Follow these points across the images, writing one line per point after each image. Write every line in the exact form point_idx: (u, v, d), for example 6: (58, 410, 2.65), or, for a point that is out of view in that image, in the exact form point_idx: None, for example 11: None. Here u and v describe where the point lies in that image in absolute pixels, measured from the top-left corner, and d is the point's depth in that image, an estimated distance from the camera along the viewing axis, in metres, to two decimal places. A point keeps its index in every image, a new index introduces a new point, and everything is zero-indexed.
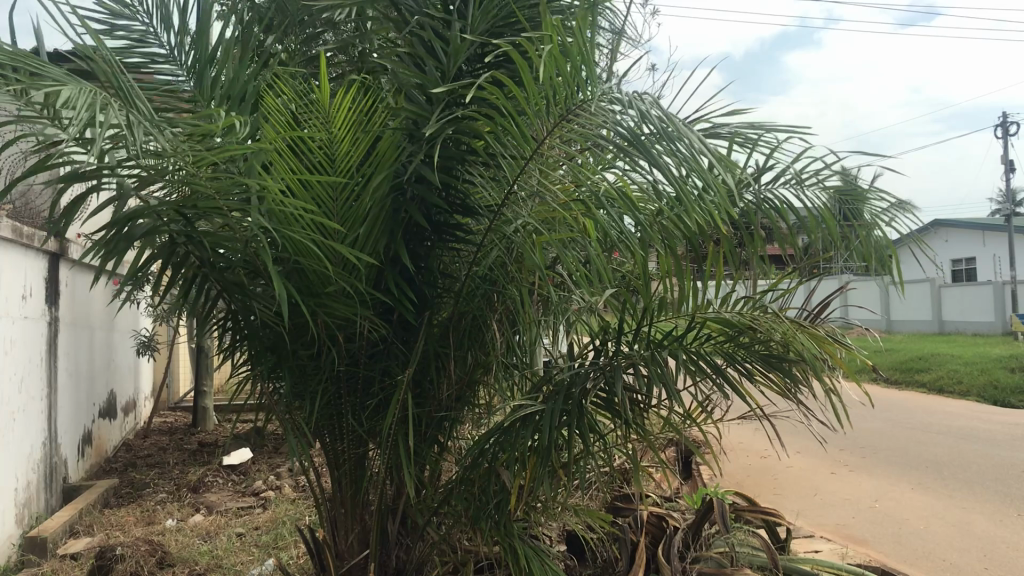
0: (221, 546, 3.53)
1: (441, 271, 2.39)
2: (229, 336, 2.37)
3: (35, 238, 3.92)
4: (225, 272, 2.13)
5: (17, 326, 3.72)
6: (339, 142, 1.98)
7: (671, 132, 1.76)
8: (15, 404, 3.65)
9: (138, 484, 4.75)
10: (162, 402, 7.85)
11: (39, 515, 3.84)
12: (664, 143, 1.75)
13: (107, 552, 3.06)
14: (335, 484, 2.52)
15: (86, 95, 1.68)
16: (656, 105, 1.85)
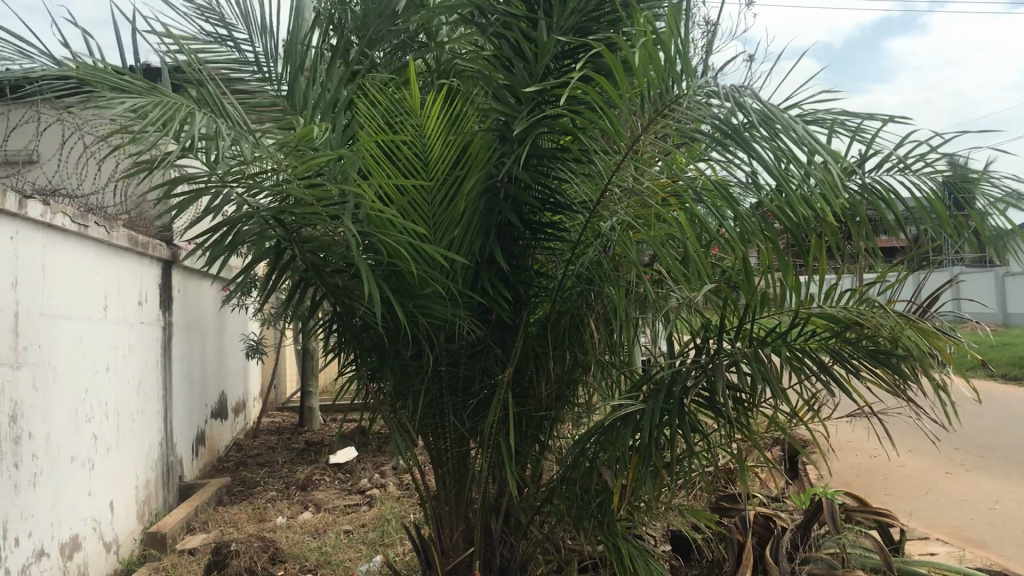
0: (329, 543, 3.61)
1: (537, 269, 2.40)
2: (334, 337, 2.45)
3: (149, 247, 4.08)
4: (328, 275, 2.21)
5: (135, 330, 3.89)
6: (433, 148, 2.02)
7: (769, 115, 1.74)
8: (135, 405, 3.82)
9: (250, 482, 4.90)
10: (271, 403, 8.09)
11: (157, 511, 4.00)
12: (761, 128, 1.73)
13: (222, 549, 3.11)
14: (440, 482, 2.55)
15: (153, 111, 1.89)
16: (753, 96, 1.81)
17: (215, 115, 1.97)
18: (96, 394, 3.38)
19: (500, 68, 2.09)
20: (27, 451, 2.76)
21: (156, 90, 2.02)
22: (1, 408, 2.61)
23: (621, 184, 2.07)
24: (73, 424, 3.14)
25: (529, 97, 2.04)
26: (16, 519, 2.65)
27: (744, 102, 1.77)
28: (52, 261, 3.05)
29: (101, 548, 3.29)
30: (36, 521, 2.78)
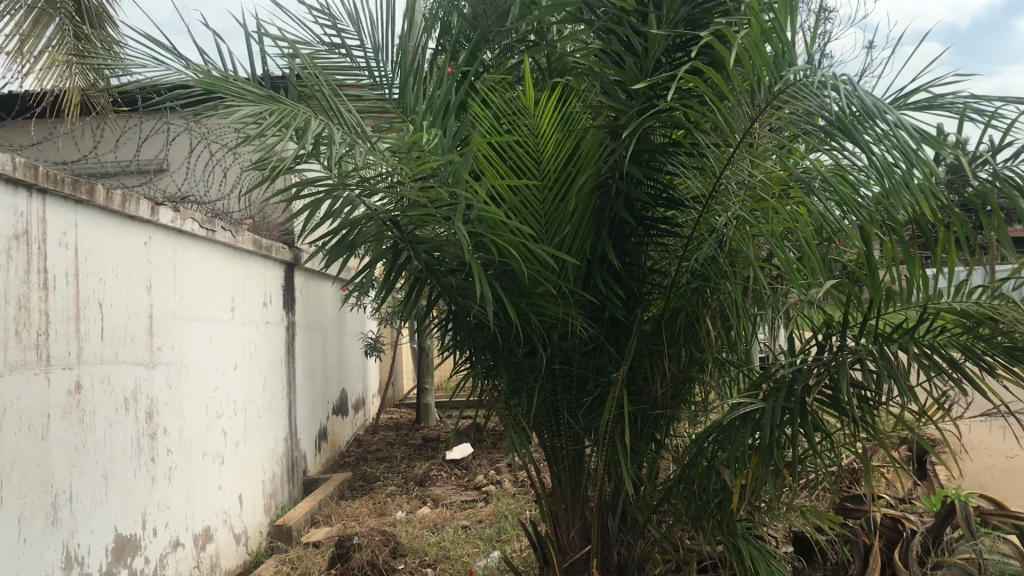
0: (447, 538, 3.67)
1: (650, 266, 2.39)
2: (449, 336, 2.50)
3: (272, 249, 4.23)
4: (442, 276, 2.25)
5: (260, 330, 4.04)
6: (542, 147, 2.03)
7: (877, 108, 1.64)
8: (260, 403, 3.96)
9: (370, 477, 5.03)
10: (388, 400, 8.28)
11: (283, 505, 4.15)
12: (871, 124, 1.64)
13: (345, 542, 3.21)
14: (555, 479, 2.55)
15: (273, 117, 1.98)
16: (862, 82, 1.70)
17: (333, 121, 2.05)
18: (225, 391, 3.53)
19: (610, 64, 2.07)
20: (163, 446, 2.91)
21: (276, 99, 2.12)
22: (139, 405, 2.76)
23: (736, 178, 2.04)
24: (204, 421, 3.29)
25: (638, 91, 2.02)
26: (153, 510, 2.79)
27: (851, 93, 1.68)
28: (184, 265, 3.20)
29: (232, 539, 3.44)
30: (171, 512, 2.92)
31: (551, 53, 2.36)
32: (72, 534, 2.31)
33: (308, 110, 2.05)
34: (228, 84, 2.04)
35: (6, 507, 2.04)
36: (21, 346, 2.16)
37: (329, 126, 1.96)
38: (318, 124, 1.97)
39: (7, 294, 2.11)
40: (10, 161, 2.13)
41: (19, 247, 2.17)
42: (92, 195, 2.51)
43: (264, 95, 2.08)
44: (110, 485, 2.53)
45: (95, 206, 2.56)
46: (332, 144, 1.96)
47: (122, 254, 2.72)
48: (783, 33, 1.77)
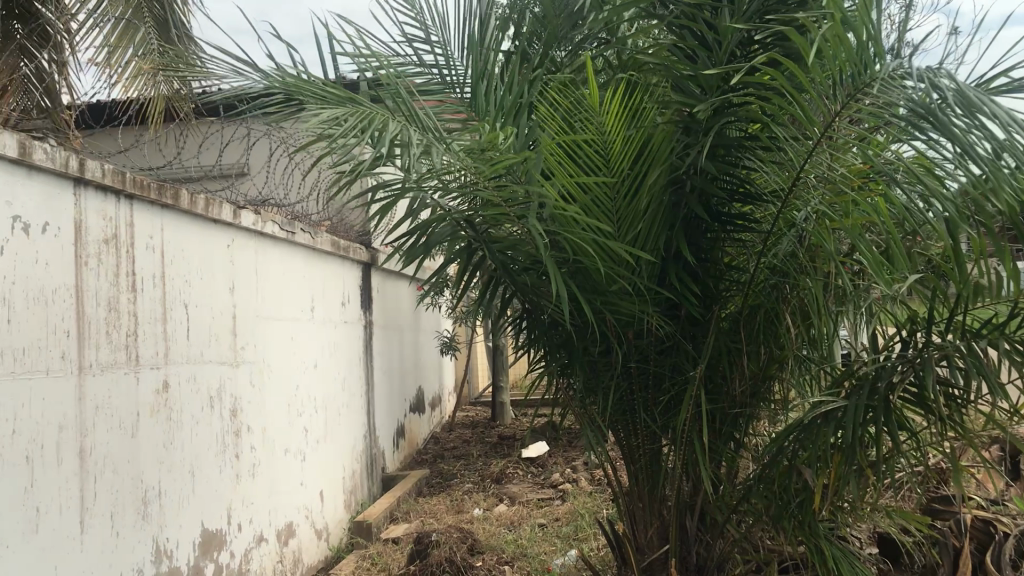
0: (524, 536, 3.68)
1: (727, 262, 2.35)
2: (523, 335, 2.51)
3: (349, 250, 4.30)
4: (516, 275, 2.26)
5: (338, 329, 4.11)
6: (616, 143, 2.02)
7: (967, 97, 1.58)
8: (340, 401, 4.03)
9: (448, 475, 5.08)
10: (464, 398, 8.33)
11: (362, 501, 4.22)
12: (960, 115, 1.58)
13: (423, 538, 3.25)
14: (632, 478, 2.54)
15: (351, 120, 2.01)
16: (950, 71, 1.64)
17: (408, 123, 2.08)
18: (306, 390, 3.60)
19: (683, 59, 2.05)
20: (247, 443, 2.99)
21: (353, 102, 2.15)
22: (224, 403, 2.83)
23: (815, 172, 1.99)
24: (286, 419, 3.37)
25: (713, 86, 2.00)
26: (238, 506, 2.86)
27: (938, 82, 1.62)
28: (265, 266, 3.27)
29: (313, 535, 3.51)
30: (255, 508, 3.00)
31: (623, 49, 2.34)
32: (161, 528, 2.39)
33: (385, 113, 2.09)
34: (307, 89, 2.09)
35: (100, 502, 2.12)
36: (112, 347, 2.24)
37: (405, 128, 2.00)
38: (394, 126, 2.00)
39: (97, 297, 2.19)
40: (99, 168, 2.21)
41: (109, 251, 2.26)
42: (177, 199, 2.59)
43: (342, 98, 2.12)
44: (197, 481, 2.61)
45: (180, 210, 2.63)
46: (408, 145, 1.99)
47: (206, 256, 2.80)
48: (863, 23, 1.72)
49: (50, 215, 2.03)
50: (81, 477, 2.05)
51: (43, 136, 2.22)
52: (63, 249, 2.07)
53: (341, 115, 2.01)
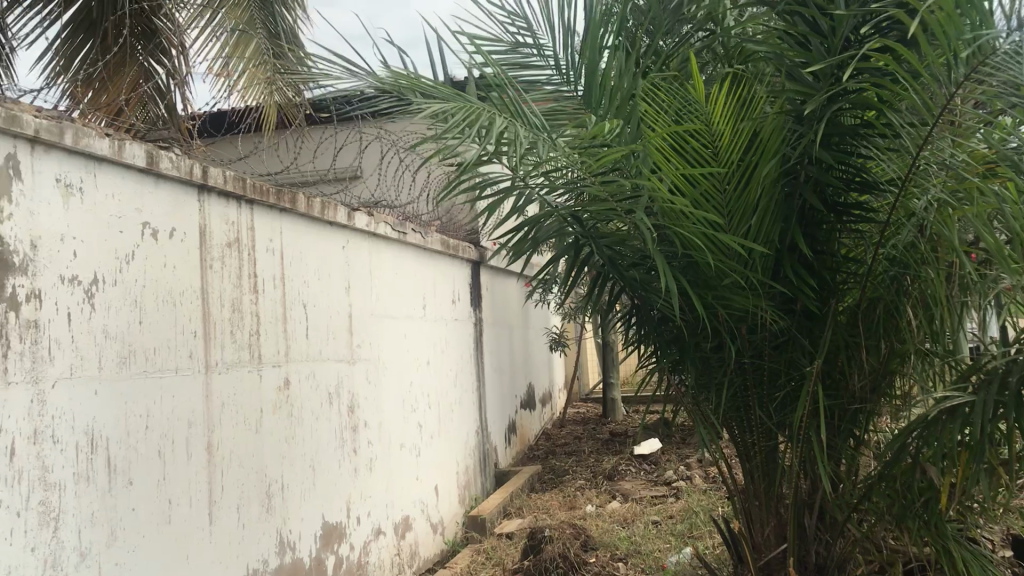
0: (638, 533, 3.66)
1: (844, 254, 2.29)
2: (633, 331, 2.51)
3: (459, 248, 4.36)
4: (625, 270, 2.26)
5: (449, 326, 4.17)
6: (724, 136, 1.98)
7: None
8: (452, 397, 4.09)
9: (559, 471, 5.10)
10: (574, 394, 8.33)
11: (476, 496, 4.27)
12: None
13: (536, 534, 3.26)
14: (748, 476, 2.49)
15: (461, 116, 2.05)
16: None
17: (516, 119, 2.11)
18: (419, 386, 3.67)
19: (794, 47, 2.00)
20: (364, 438, 3.07)
21: (462, 100, 2.19)
22: (341, 400, 2.92)
23: (936, 158, 1.92)
24: (401, 414, 3.44)
25: (825, 73, 1.94)
26: (356, 499, 2.95)
27: None
28: (377, 266, 3.35)
29: (429, 529, 3.58)
30: (373, 501, 3.08)
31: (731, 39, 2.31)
32: (285, 520, 2.48)
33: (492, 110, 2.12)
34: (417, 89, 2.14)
35: (227, 494, 2.22)
36: (236, 346, 2.33)
37: (512, 124, 2.02)
38: (501, 122, 2.03)
39: (222, 298, 2.28)
40: (221, 176, 2.31)
41: (232, 254, 2.36)
42: (294, 203, 2.68)
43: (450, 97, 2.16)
44: (317, 475, 2.69)
45: (297, 214, 2.72)
46: (515, 141, 2.02)
47: (323, 256, 2.89)
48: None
49: (177, 221, 2.13)
50: (209, 470, 2.15)
51: (170, 145, 2.33)
52: (190, 253, 2.17)
53: (449, 113, 2.05)
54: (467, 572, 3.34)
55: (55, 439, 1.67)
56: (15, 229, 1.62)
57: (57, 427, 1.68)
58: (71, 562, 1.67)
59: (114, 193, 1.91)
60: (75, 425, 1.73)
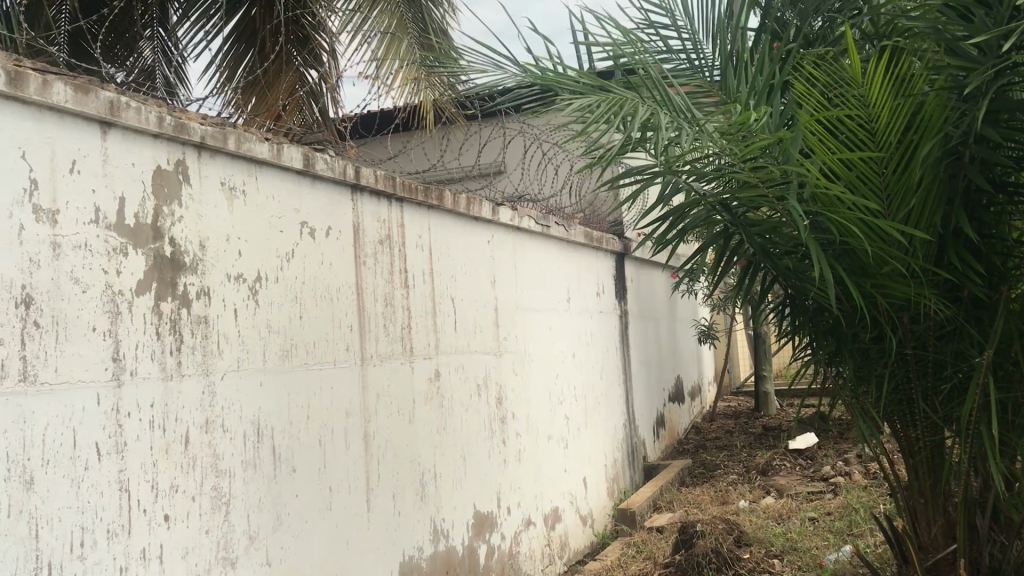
0: (794, 530, 3.55)
1: (1016, 238, 2.14)
2: (787, 322, 2.44)
3: (604, 241, 4.34)
4: (777, 259, 2.20)
5: (595, 319, 4.17)
6: (880, 118, 1.89)
7: None
8: (599, 389, 4.09)
9: (710, 466, 5.01)
10: (725, 387, 8.17)
11: (625, 490, 4.25)
12: None
13: (687, 527, 3.21)
14: (913, 472, 2.37)
15: (602, 108, 2.06)
16: None
17: (660, 107, 2.08)
18: (566, 378, 3.69)
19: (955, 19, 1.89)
20: (513, 430, 3.10)
21: (606, 89, 2.18)
22: (490, 392, 2.96)
23: None
24: (549, 406, 3.47)
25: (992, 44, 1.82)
26: (507, 491, 2.99)
27: None
28: (522, 260, 3.38)
29: (579, 521, 3.59)
30: (523, 492, 3.11)
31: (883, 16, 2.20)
32: (438, 509, 2.54)
33: (637, 98, 2.10)
34: (561, 79, 2.15)
35: (384, 483, 2.29)
36: (389, 339, 2.40)
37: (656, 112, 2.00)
38: (646, 111, 2.01)
39: (375, 294, 2.36)
40: (373, 175, 2.39)
41: (384, 250, 2.43)
42: (441, 200, 2.73)
43: (594, 86, 2.16)
44: (468, 466, 2.75)
45: (444, 210, 2.78)
46: (660, 130, 1.99)
47: (470, 251, 2.94)
48: None
49: (332, 220, 2.22)
50: (366, 459, 2.22)
51: (323, 147, 2.42)
52: (345, 250, 2.25)
53: (594, 103, 2.05)
54: (618, 564, 3.33)
55: (225, 428, 1.77)
56: (186, 230, 1.72)
57: (227, 417, 1.78)
58: (241, 545, 1.77)
59: (274, 194, 2.00)
60: (243, 415, 1.83)
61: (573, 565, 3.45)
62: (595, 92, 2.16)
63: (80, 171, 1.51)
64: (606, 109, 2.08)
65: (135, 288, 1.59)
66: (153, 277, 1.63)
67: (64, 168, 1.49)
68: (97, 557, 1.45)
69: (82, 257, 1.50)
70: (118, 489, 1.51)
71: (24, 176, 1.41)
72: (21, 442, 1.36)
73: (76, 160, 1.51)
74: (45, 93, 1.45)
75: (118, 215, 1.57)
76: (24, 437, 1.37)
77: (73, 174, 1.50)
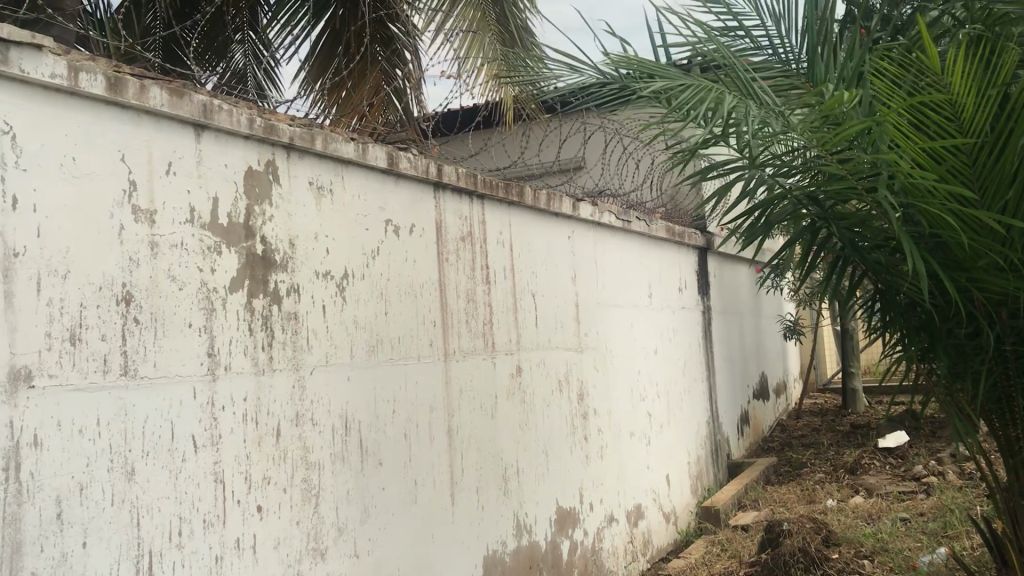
0: (885, 530, 3.46)
1: None
2: (877, 318, 2.38)
3: (686, 236, 4.29)
4: (867, 253, 2.15)
5: (677, 315, 4.13)
6: (974, 105, 1.83)
7: None
8: (681, 386, 4.05)
9: (797, 464, 4.92)
10: (812, 384, 8.00)
11: (708, 487, 4.20)
12: None
13: (773, 526, 3.13)
14: (1012, 472, 2.28)
15: (686, 100, 2.04)
16: None
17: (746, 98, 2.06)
18: (648, 374, 3.66)
19: None
20: (595, 426, 3.10)
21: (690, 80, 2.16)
22: (572, 387, 2.96)
23: None
24: (631, 402, 3.45)
25: None
26: (589, 487, 2.98)
27: None
28: (603, 256, 3.37)
29: (662, 518, 3.57)
30: (606, 488, 3.11)
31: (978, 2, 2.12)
32: (521, 504, 2.55)
33: (722, 89, 2.08)
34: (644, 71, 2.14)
35: (468, 477, 2.31)
36: (472, 335, 2.42)
37: (742, 103, 1.98)
38: (731, 102, 1.99)
39: (458, 290, 2.38)
40: (455, 172, 2.41)
41: (466, 247, 2.45)
42: (522, 196, 2.74)
43: (678, 78, 2.14)
44: (551, 461, 2.75)
45: (525, 206, 2.79)
46: (746, 121, 1.97)
47: (551, 247, 2.95)
48: None
49: (416, 218, 2.24)
50: (450, 454, 2.25)
51: (406, 145, 2.45)
52: (428, 247, 2.28)
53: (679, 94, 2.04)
54: (702, 562, 3.29)
55: (314, 421, 1.81)
56: (276, 229, 1.76)
57: (316, 411, 1.82)
58: (330, 537, 1.81)
59: (359, 193, 2.03)
60: (331, 409, 1.86)
61: (657, 562, 3.43)
62: (679, 84, 2.14)
63: (175, 172, 1.56)
64: (690, 101, 2.06)
65: (228, 286, 1.64)
66: (245, 275, 1.68)
67: (161, 169, 1.54)
68: (194, 546, 1.50)
69: (178, 256, 1.55)
70: (214, 480, 1.56)
71: (123, 178, 1.47)
72: (122, 434, 1.41)
73: (172, 162, 1.56)
74: (140, 98, 1.50)
75: (211, 215, 1.62)
76: (125, 429, 1.42)
77: (170, 175, 1.55)
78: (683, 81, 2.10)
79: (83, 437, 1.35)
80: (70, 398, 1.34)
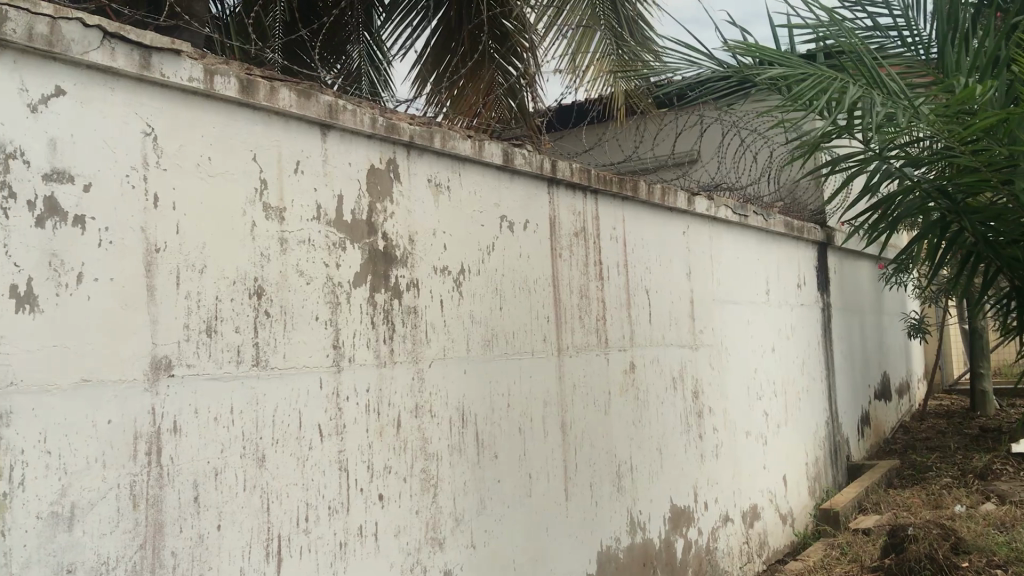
0: (1019, 539, 3.30)
1: None
2: (1013, 318, 2.25)
3: (805, 230, 4.18)
4: (1002, 249, 2.04)
5: (795, 312, 4.02)
6: None
7: None
8: (799, 384, 3.95)
9: (921, 467, 4.74)
10: (937, 385, 7.69)
11: (826, 489, 4.09)
12: None
13: (898, 531, 3.06)
14: None
15: (808, 92, 1.99)
16: None
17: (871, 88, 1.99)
18: (765, 372, 3.59)
19: None
20: (710, 424, 3.06)
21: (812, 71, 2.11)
22: (686, 385, 2.93)
23: None
24: (747, 401, 3.39)
25: None
26: (704, 485, 2.95)
27: None
28: (719, 251, 3.32)
29: (778, 519, 3.50)
30: (721, 488, 3.06)
31: None
32: (635, 501, 2.54)
33: (846, 80, 2.02)
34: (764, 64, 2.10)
35: (581, 473, 2.31)
36: (586, 331, 2.42)
37: (867, 94, 1.92)
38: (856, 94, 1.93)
39: (571, 286, 2.38)
40: (569, 167, 2.41)
41: (579, 244, 2.45)
42: (636, 191, 2.72)
43: (799, 69, 2.09)
44: (665, 459, 2.73)
45: (639, 201, 2.77)
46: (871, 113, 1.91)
47: (665, 242, 2.92)
48: None
49: (530, 213, 2.26)
50: (564, 449, 2.26)
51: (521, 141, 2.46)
52: (542, 243, 2.29)
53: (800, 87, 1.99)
54: (821, 566, 3.21)
55: (433, 413, 1.85)
56: (397, 226, 1.81)
57: (435, 403, 1.86)
58: (448, 527, 1.84)
59: (476, 189, 2.06)
60: (449, 401, 1.90)
61: (773, 564, 3.36)
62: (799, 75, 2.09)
63: (303, 171, 1.62)
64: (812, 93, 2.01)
65: (352, 280, 1.69)
66: (368, 270, 1.72)
67: (290, 168, 1.60)
68: (320, 532, 1.56)
69: (307, 251, 1.60)
70: (338, 469, 1.61)
71: (255, 177, 1.53)
72: (254, 423, 1.47)
73: (300, 161, 1.62)
74: (272, 98, 1.56)
75: (336, 212, 1.67)
76: (256, 419, 1.48)
77: (299, 173, 1.61)
78: (804, 72, 2.05)
79: (219, 424, 1.42)
80: (207, 386, 1.41)
